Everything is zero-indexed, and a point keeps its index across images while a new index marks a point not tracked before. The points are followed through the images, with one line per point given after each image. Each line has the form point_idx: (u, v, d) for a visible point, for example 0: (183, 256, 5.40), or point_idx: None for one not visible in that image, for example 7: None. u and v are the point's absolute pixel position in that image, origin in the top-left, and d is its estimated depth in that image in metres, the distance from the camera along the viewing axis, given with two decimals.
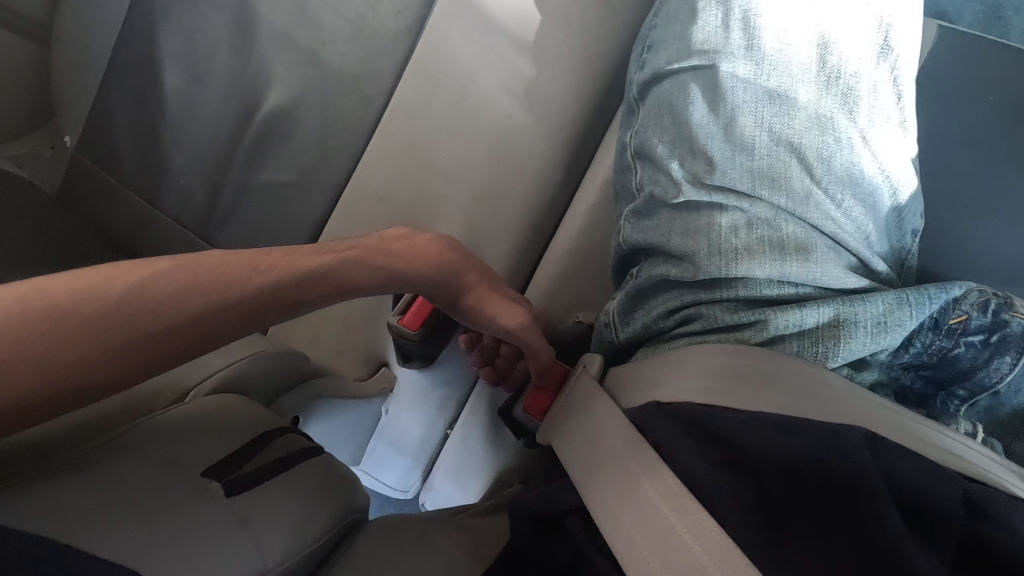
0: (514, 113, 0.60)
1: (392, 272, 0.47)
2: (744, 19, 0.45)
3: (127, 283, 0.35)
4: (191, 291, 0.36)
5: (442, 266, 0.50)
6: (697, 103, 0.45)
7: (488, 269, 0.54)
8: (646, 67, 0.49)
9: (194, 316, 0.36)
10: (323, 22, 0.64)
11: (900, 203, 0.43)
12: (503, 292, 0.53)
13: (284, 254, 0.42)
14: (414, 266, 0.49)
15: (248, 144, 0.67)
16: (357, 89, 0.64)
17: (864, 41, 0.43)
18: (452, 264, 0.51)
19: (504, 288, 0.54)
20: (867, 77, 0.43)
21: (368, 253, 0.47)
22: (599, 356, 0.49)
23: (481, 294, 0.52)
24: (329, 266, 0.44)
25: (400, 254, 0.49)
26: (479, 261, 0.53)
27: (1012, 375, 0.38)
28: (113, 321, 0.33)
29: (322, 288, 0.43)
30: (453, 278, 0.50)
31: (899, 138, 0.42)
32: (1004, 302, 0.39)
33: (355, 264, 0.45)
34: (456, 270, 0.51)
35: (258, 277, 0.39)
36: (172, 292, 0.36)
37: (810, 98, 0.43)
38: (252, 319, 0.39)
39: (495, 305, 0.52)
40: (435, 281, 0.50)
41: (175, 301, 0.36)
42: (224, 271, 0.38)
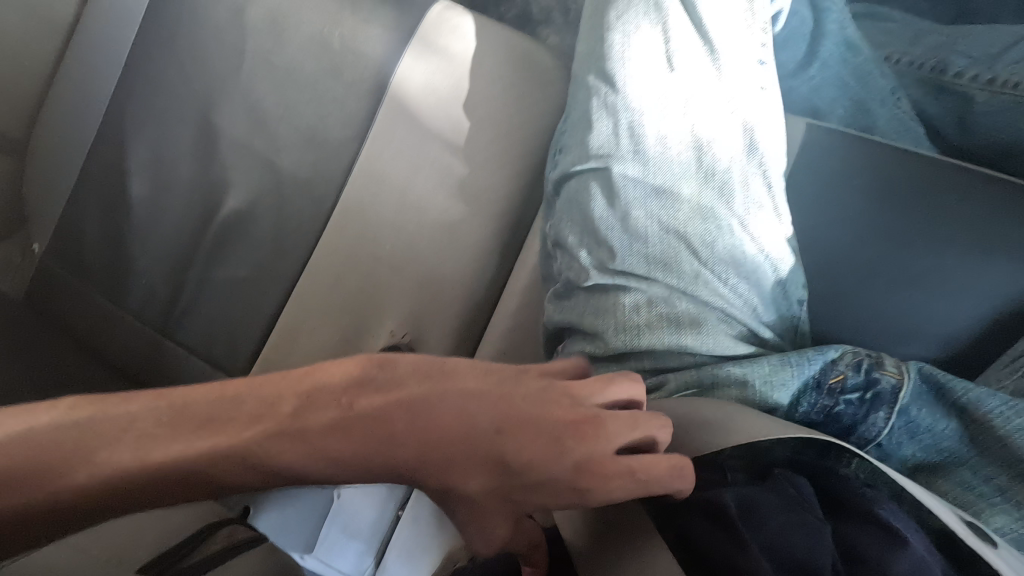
0: (451, 208, 0.66)
1: (396, 441, 0.34)
2: (631, 127, 0.49)
3: (41, 427, 0.31)
4: (101, 456, 0.30)
5: (524, 429, 0.35)
6: (598, 201, 0.49)
7: (686, 481, 0.36)
8: (557, 166, 0.53)
9: (129, 471, 0.30)
10: (277, 133, 0.70)
11: (783, 276, 0.48)
12: (571, 487, 0.35)
13: (331, 396, 0.34)
14: (423, 436, 0.35)
15: (208, 244, 0.72)
16: (308, 190, 0.70)
17: (734, 142, 0.48)
18: (527, 423, 0.36)
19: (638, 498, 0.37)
20: (741, 172, 0.48)
21: (404, 408, 0.35)
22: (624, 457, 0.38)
23: (553, 478, 0.35)
24: (337, 432, 0.33)
25: (417, 418, 0.35)
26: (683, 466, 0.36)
27: (887, 428, 0.43)
28: (69, 457, 0.30)
29: (282, 463, 0.33)
30: (518, 449, 0.35)
31: (774, 224, 0.47)
32: (875, 362, 0.45)
33: (396, 425, 0.34)
34: (564, 440, 0.35)
35: (266, 421, 0.33)
36: (68, 454, 0.30)
37: (692, 191, 0.47)
38: (198, 486, 0.31)
39: (548, 492, 0.35)
40: (498, 441, 0.35)
41: (151, 429, 0.31)
42: (209, 411, 0.32)
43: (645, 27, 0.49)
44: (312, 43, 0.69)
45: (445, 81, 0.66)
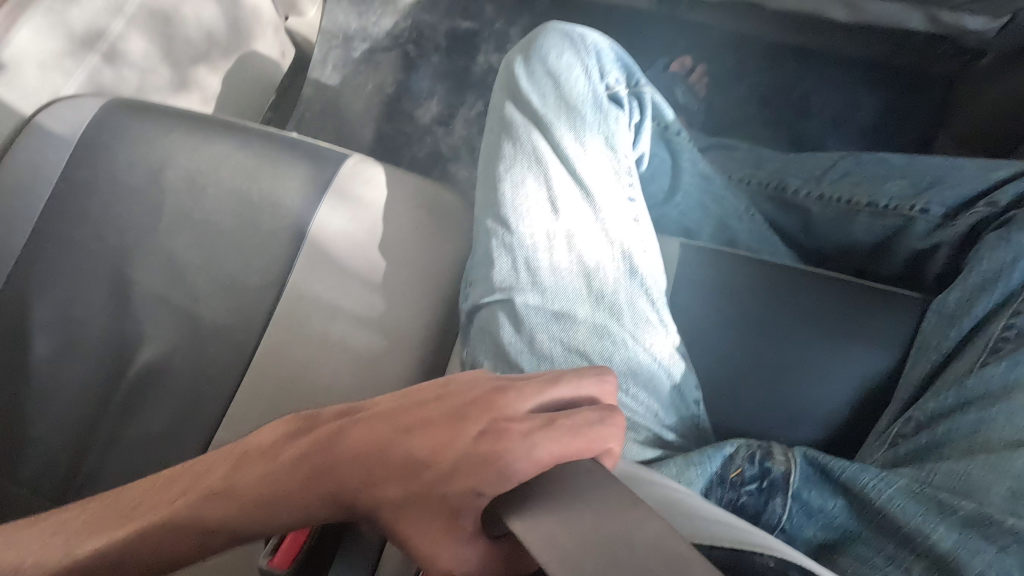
0: (373, 342, 0.69)
1: (317, 470, 0.36)
2: (528, 262, 0.55)
3: (73, 519, 0.43)
4: (102, 536, 0.40)
5: (426, 423, 0.35)
6: (506, 328, 0.54)
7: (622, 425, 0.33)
8: (467, 299, 0.58)
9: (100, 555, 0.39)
10: (195, 283, 0.72)
11: (677, 381, 0.54)
12: (485, 458, 0.33)
13: (259, 454, 0.38)
14: (340, 454, 0.36)
15: (119, 400, 0.69)
16: (228, 336, 0.70)
17: (617, 268, 0.55)
18: (428, 423, 0.35)
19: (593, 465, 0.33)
20: (628, 292, 0.54)
21: (319, 436, 0.37)
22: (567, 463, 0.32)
23: (468, 457, 0.33)
24: (256, 482, 0.37)
25: (332, 442, 0.36)
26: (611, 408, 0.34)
27: (785, 512, 0.49)
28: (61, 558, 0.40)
29: (222, 512, 0.37)
30: (424, 441, 0.35)
31: (662, 337, 0.54)
32: (766, 452, 0.50)
33: (314, 453, 0.36)
34: (463, 414, 0.35)
35: (193, 491, 0.38)
36: (83, 535, 0.40)
37: (587, 313, 0.54)
38: (160, 559, 0.38)
39: (460, 482, 0.33)
40: (411, 443, 0.35)
41: (140, 506, 0.40)
42: (166, 491, 0.40)
43: (530, 178, 0.57)
44: (230, 199, 0.74)
45: (360, 227, 0.72)
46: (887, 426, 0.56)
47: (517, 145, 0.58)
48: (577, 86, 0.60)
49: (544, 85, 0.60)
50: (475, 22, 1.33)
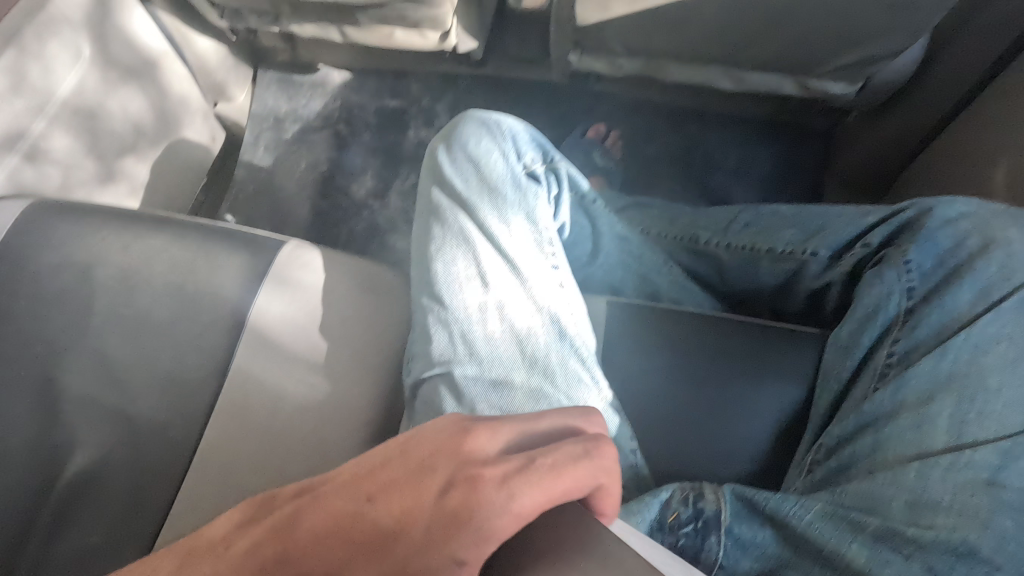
0: (319, 425, 0.69)
1: (285, 553, 0.35)
2: (463, 335, 0.58)
3: None
4: None
5: (396, 480, 0.37)
6: (448, 400, 0.56)
7: (607, 462, 0.38)
8: (409, 374, 0.60)
9: None
10: (131, 382, 0.70)
11: (612, 435, 0.57)
12: (465, 504, 0.36)
13: (208, 553, 0.36)
14: (309, 532, 0.35)
15: (48, 514, 0.66)
16: (167, 433, 0.69)
17: (548, 334, 0.59)
18: (395, 484, 0.37)
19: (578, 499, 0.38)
20: (559, 355, 0.58)
21: (282, 518, 0.36)
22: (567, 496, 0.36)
23: (445, 499, 0.36)
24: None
25: (298, 520, 0.36)
26: (595, 449, 0.39)
27: (722, 549, 0.53)
28: None
29: None
30: (393, 500, 0.36)
31: (595, 394, 0.58)
32: (698, 494, 0.55)
33: (282, 533, 0.35)
34: (431, 466, 0.38)
35: None
36: None
37: (523, 379, 0.57)
38: None
39: (441, 537, 0.35)
40: (383, 505, 0.36)
41: None
42: None
43: (460, 255, 0.61)
44: (165, 293, 0.74)
45: (300, 311, 0.73)
46: (805, 455, 0.61)
47: (445, 226, 0.63)
48: (496, 169, 0.66)
49: (466, 170, 0.66)
50: (402, 99, 1.40)
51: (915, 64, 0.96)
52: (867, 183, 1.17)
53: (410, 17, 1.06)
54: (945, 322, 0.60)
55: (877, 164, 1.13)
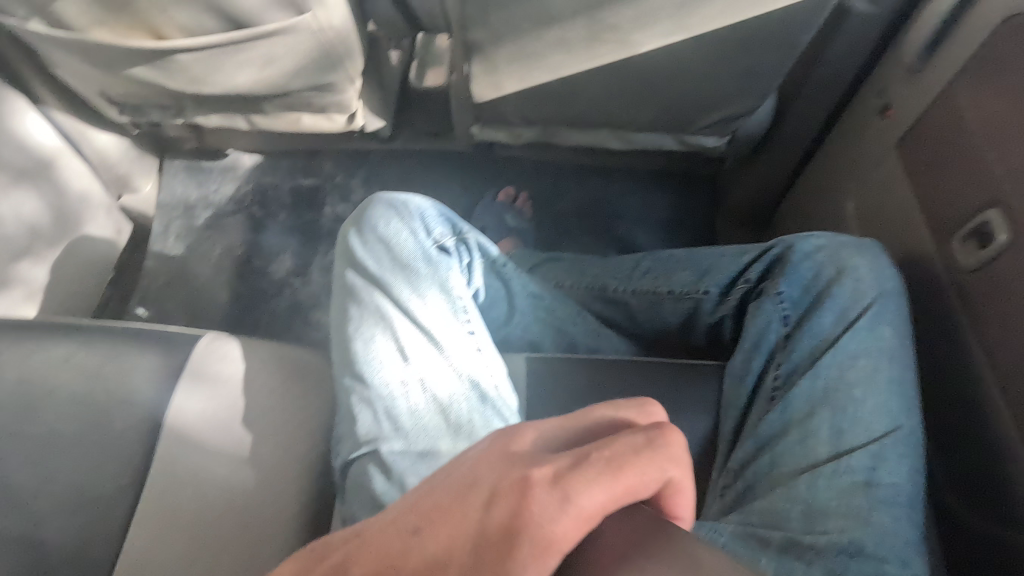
0: (249, 520, 0.67)
1: None
2: (387, 411, 0.60)
3: None
4: None
5: (437, 506, 0.35)
6: (377, 477, 0.57)
7: (669, 448, 0.36)
8: (338, 456, 0.61)
9: None
10: (36, 505, 0.66)
11: None
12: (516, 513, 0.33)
13: None
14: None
15: None
16: (80, 555, 0.64)
17: (468, 399, 0.62)
18: (439, 510, 0.35)
19: (647, 493, 0.35)
20: (481, 417, 0.61)
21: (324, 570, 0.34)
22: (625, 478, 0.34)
23: (484, 511, 0.34)
24: None
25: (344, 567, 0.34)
26: (658, 439, 0.37)
27: None
28: None
29: None
30: (436, 527, 0.34)
31: None
32: None
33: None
34: (474, 480, 0.36)
35: None
36: None
37: (449, 447, 0.59)
38: None
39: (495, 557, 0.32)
40: (426, 535, 0.34)
41: None
42: None
43: (378, 333, 0.64)
44: (72, 404, 0.71)
45: (220, 404, 0.72)
46: (716, 479, 0.68)
47: (362, 307, 0.66)
48: (406, 246, 0.70)
49: (378, 251, 0.69)
50: (315, 178, 1.43)
51: (770, 119, 1.12)
52: (753, 219, 1.32)
53: (315, 103, 1.11)
54: (816, 343, 0.69)
55: (758, 203, 1.28)
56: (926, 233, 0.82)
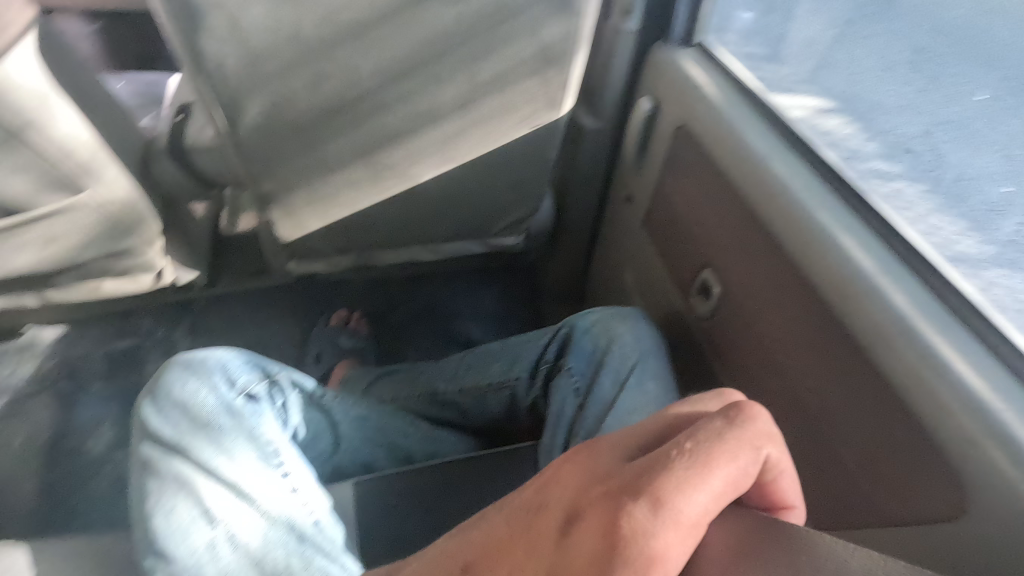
0: None
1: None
2: None
3: None
4: None
5: (556, 512, 0.47)
6: None
7: (752, 431, 0.46)
8: None
9: None
10: None
11: None
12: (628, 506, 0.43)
13: None
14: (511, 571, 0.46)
15: None
16: None
17: (283, 543, 0.63)
18: (558, 517, 0.47)
19: (749, 475, 0.45)
20: (300, 558, 0.62)
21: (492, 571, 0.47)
22: (729, 459, 0.44)
23: (583, 519, 0.44)
24: None
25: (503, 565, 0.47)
26: (740, 420, 0.46)
27: None
28: None
29: None
30: (560, 530, 0.46)
31: None
32: None
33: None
34: (581, 489, 0.47)
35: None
36: None
37: None
38: None
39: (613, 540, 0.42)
40: (554, 533, 0.46)
41: None
42: None
43: (179, 502, 0.63)
44: None
45: None
46: None
47: (161, 478, 0.65)
48: (206, 404, 0.71)
49: (174, 417, 0.70)
50: (133, 338, 1.36)
51: (553, 212, 1.30)
52: (569, 293, 1.49)
53: (115, 268, 1.09)
54: (601, 406, 0.80)
55: (569, 279, 1.46)
56: (675, 288, 1.00)
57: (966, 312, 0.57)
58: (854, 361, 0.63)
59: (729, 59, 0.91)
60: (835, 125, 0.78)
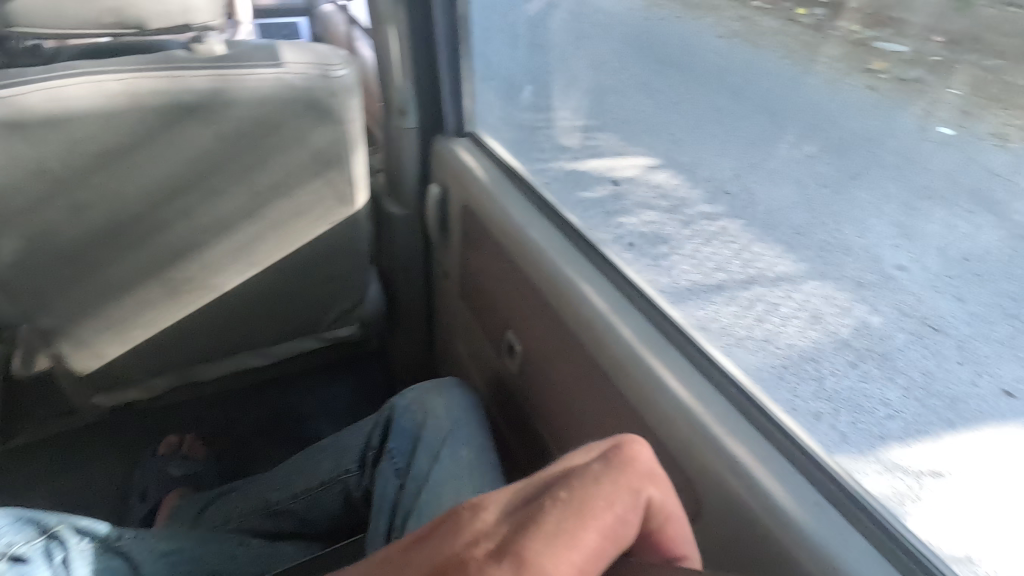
0: None
1: None
2: None
3: None
4: None
5: None
6: None
7: (635, 478, 0.42)
8: None
9: None
10: None
11: None
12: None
13: None
14: None
15: None
16: None
17: None
18: None
19: (630, 524, 0.40)
20: None
21: None
22: (613, 515, 0.40)
23: None
24: None
25: None
26: (622, 464, 0.42)
27: None
28: None
29: None
30: None
31: None
32: None
33: None
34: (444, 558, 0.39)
35: None
36: None
37: None
38: None
39: None
40: None
41: None
42: None
43: None
44: None
45: None
46: None
47: None
48: None
49: None
50: None
51: (383, 297, 1.33)
52: (424, 375, 1.47)
53: None
54: (417, 483, 0.82)
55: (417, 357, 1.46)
56: (492, 352, 1.06)
57: (672, 331, 0.67)
58: (608, 388, 0.71)
59: (492, 143, 1.03)
60: (663, 178, 0.90)
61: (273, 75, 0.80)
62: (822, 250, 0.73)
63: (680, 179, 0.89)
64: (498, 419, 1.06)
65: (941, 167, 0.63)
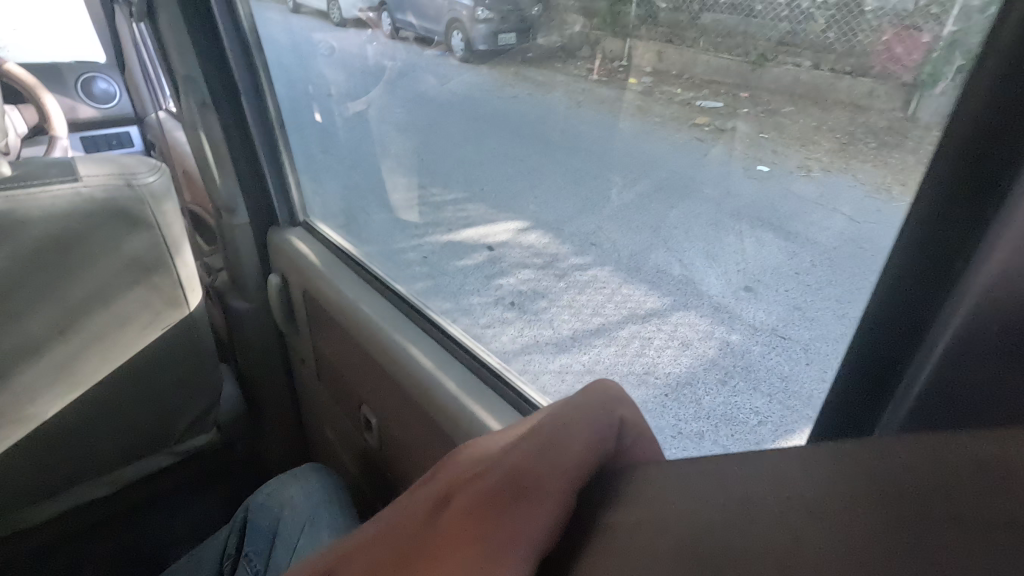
0: None
1: None
2: None
3: None
4: None
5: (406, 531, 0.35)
6: None
7: (611, 397, 0.40)
8: None
9: None
10: None
11: None
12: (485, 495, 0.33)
13: None
14: None
15: None
16: None
17: None
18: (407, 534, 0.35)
19: (609, 439, 0.38)
20: None
21: None
22: (599, 427, 0.37)
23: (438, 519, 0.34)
24: None
25: None
26: (600, 386, 0.41)
27: None
28: None
29: None
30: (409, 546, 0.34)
31: None
32: None
33: None
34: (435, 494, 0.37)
35: None
36: None
37: None
38: None
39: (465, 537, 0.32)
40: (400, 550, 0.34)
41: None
42: None
43: None
44: None
45: None
46: None
47: None
48: None
49: None
50: None
51: (240, 397, 1.30)
52: None
53: None
54: None
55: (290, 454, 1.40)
56: (353, 430, 1.06)
57: (488, 377, 0.75)
58: (444, 441, 0.76)
59: (325, 228, 1.07)
60: (534, 239, 1.23)
61: (68, 189, 0.81)
62: (676, 289, 1.02)
63: (549, 238, 1.23)
64: (370, 495, 1.05)
65: (740, 197, 0.95)
